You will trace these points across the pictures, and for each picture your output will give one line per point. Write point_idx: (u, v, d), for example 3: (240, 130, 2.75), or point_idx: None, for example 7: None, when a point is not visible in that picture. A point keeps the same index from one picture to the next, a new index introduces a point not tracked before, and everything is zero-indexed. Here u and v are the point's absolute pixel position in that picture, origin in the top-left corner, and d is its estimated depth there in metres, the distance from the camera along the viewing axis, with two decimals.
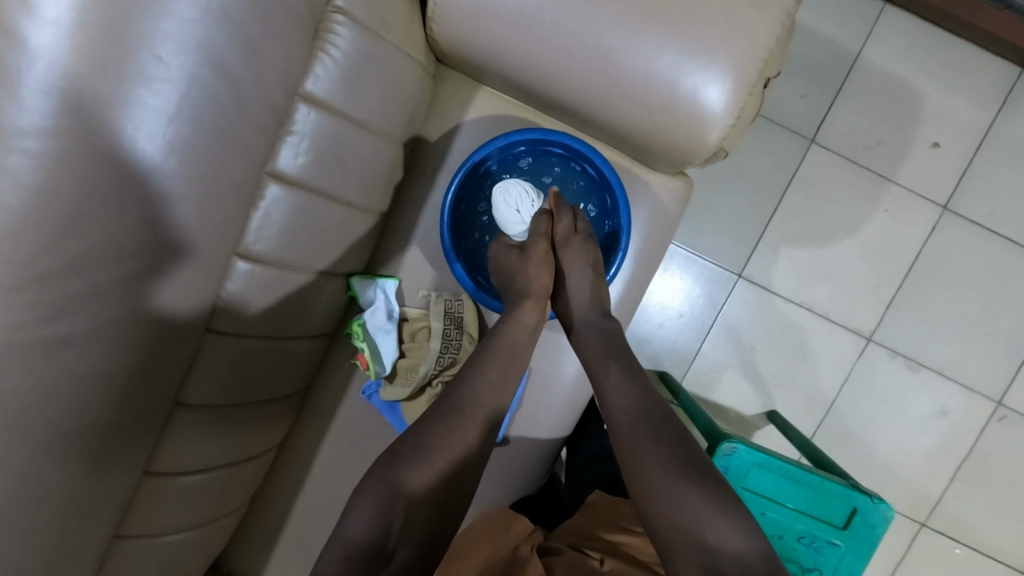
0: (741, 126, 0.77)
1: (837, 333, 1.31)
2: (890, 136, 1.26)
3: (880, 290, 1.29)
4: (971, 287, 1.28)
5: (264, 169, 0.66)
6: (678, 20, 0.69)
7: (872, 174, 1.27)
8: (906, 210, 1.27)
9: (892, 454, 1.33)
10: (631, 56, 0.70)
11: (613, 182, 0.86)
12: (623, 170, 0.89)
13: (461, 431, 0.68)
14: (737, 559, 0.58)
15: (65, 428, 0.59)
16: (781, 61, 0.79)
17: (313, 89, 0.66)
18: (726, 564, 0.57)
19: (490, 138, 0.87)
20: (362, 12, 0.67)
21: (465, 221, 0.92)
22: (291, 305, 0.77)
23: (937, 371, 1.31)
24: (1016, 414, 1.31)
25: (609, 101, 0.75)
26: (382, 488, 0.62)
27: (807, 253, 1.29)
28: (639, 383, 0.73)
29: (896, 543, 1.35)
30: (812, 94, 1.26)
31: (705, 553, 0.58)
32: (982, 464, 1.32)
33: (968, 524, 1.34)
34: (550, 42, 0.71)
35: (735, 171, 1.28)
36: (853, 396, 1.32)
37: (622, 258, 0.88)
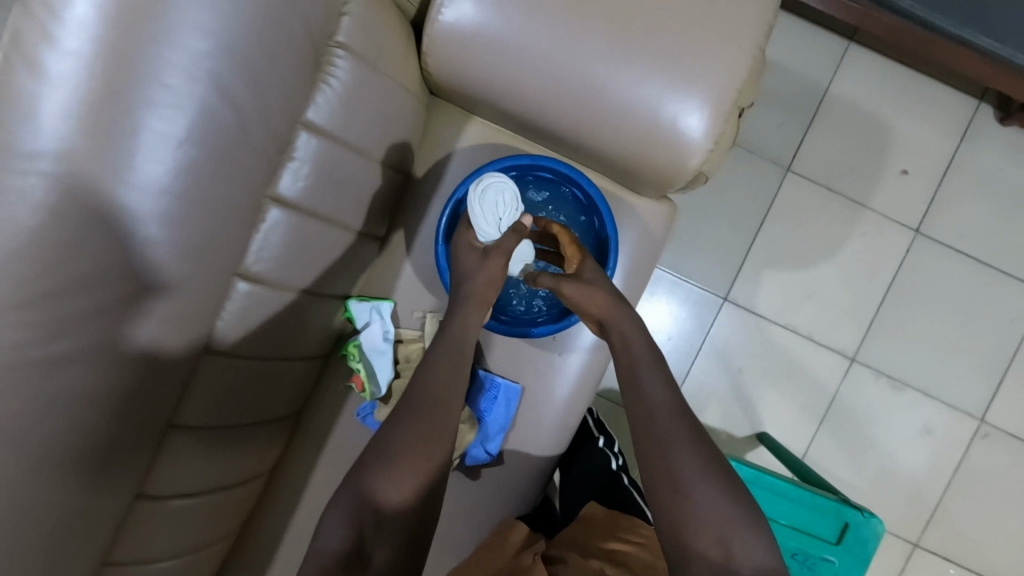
0: (720, 152, 0.82)
1: (821, 354, 1.34)
2: (862, 163, 1.33)
3: (861, 310, 1.33)
4: (946, 308, 1.33)
5: (266, 193, 0.69)
6: (657, 54, 0.74)
7: (846, 200, 1.33)
8: (881, 233, 1.33)
9: (882, 473, 1.35)
10: (614, 86, 0.75)
11: (600, 203, 0.89)
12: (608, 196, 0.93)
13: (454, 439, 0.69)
14: (756, 551, 0.62)
15: (63, 446, 0.59)
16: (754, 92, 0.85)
17: (313, 117, 0.69)
18: (754, 546, 0.62)
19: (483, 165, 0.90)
20: (360, 46, 0.71)
21: None
22: (289, 325, 0.78)
23: (920, 390, 1.34)
24: (999, 430, 1.34)
25: (598, 130, 0.79)
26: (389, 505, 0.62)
27: (789, 275, 1.33)
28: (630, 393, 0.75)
29: (892, 565, 1.35)
30: (786, 125, 1.32)
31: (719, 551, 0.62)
32: (970, 481, 1.34)
33: (960, 544, 1.34)
34: (540, 74, 0.76)
35: (716, 198, 1.33)
36: (841, 417, 1.35)
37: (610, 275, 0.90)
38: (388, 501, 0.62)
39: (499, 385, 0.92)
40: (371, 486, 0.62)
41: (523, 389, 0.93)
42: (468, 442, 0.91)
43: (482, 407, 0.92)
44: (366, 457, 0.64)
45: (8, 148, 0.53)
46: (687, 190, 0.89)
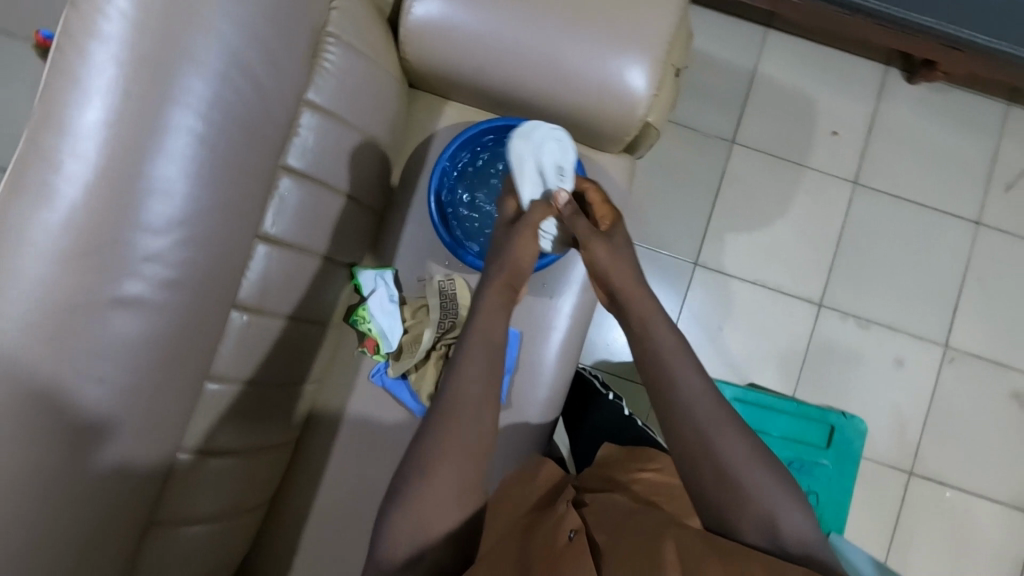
0: (664, 103, 0.95)
1: (792, 303, 1.44)
2: (796, 131, 1.49)
3: (820, 259, 1.45)
4: (893, 248, 1.46)
5: (279, 163, 0.77)
6: (601, 24, 0.88)
7: (788, 163, 1.48)
8: (823, 189, 1.47)
9: (867, 408, 1.43)
10: (570, 54, 0.88)
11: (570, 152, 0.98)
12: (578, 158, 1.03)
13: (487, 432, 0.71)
14: None
15: (112, 392, 0.64)
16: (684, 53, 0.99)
17: (314, 97, 0.78)
18: None
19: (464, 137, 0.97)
20: (349, 35, 0.80)
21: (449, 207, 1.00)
22: (305, 289, 0.85)
23: (885, 326, 1.45)
24: (963, 353, 1.44)
25: (559, 95, 0.91)
26: (424, 534, 0.66)
27: (750, 235, 1.46)
28: (622, 310, 0.83)
29: (892, 496, 1.41)
30: (724, 104, 1.48)
31: (721, 421, 0.69)
32: (946, 404, 1.43)
33: (949, 467, 1.42)
34: (505, 52, 0.88)
35: (673, 174, 1.47)
36: (820, 359, 1.44)
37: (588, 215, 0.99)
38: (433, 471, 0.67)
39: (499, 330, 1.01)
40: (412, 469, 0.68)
41: (522, 334, 1.01)
42: None
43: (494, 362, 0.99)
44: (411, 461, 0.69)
45: (63, 119, 0.62)
46: (643, 143, 1.01)
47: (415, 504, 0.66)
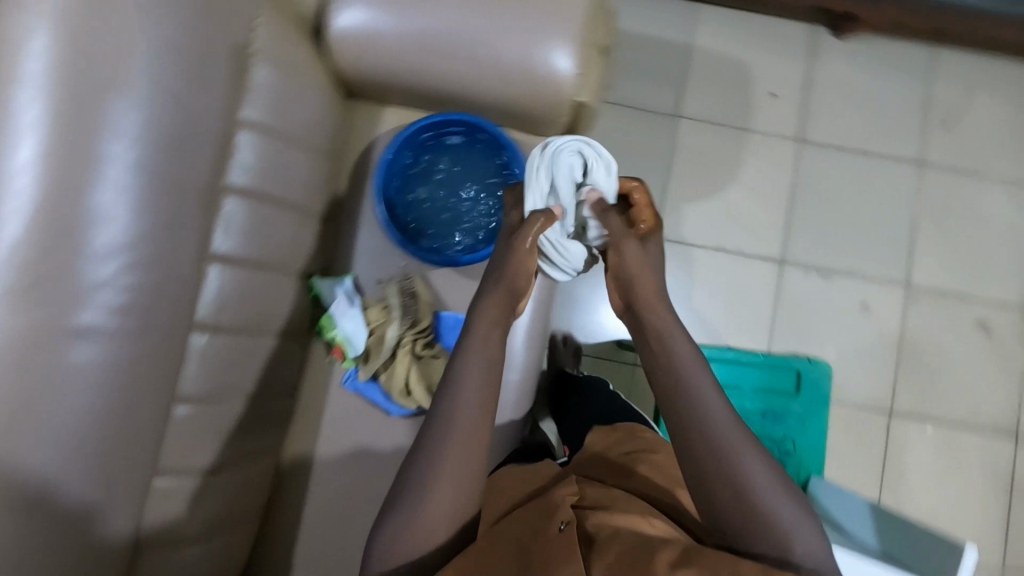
0: (594, 81, 0.97)
1: (755, 264, 1.48)
2: (735, 98, 1.52)
3: (776, 218, 1.49)
4: (844, 198, 1.51)
5: (221, 184, 0.78)
6: (520, 13, 0.90)
7: (733, 129, 1.51)
8: (769, 149, 1.51)
9: (841, 355, 1.47)
10: (494, 46, 0.90)
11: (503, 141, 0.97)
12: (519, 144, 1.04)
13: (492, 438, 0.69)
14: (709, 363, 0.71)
15: (78, 422, 0.66)
16: (608, 31, 1.02)
17: (247, 116, 0.80)
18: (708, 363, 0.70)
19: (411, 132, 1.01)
20: (274, 52, 0.82)
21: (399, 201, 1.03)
22: (264, 303, 0.86)
23: (847, 273, 1.48)
24: (924, 290, 1.49)
25: (491, 85, 0.94)
26: (421, 536, 0.64)
27: (706, 203, 1.49)
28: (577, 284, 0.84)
29: (876, 436, 1.45)
30: (664, 80, 1.52)
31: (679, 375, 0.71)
32: (916, 341, 1.47)
33: (928, 402, 1.46)
34: (430, 52, 0.91)
35: (624, 154, 1.49)
36: (789, 314, 1.47)
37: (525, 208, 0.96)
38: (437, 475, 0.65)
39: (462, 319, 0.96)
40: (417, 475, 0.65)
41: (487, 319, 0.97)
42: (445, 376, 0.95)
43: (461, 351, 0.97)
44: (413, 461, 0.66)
45: None
46: (582, 123, 1.03)
47: (417, 511, 0.64)
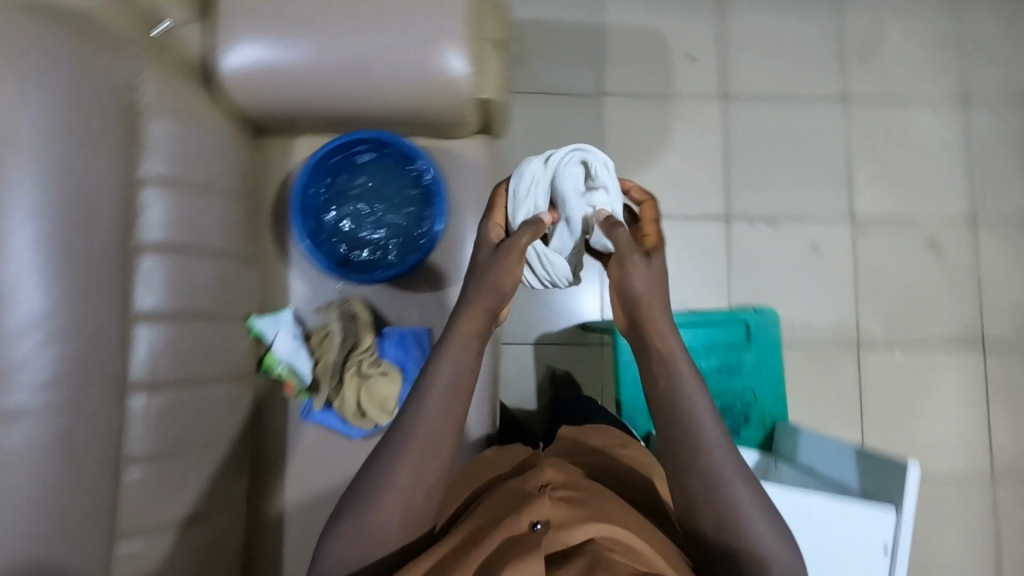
0: (493, 76, 0.98)
1: (701, 224, 1.49)
2: (654, 65, 1.53)
3: (714, 176, 1.51)
4: (777, 145, 1.52)
5: (134, 244, 0.78)
6: (406, 23, 0.90)
7: (657, 97, 1.52)
8: (695, 110, 1.52)
9: (800, 298, 1.48)
10: (385, 60, 0.91)
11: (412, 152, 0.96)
12: (435, 150, 1.05)
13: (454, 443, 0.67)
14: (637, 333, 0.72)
15: (21, 503, 0.66)
16: (500, 24, 1.02)
17: (149, 173, 0.80)
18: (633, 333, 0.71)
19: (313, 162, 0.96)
20: (164, 104, 0.82)
21: (315, 232, 0.99)
22: (201, 352, 0.86)
23: (791, 218, 1.50)
24: (868, 220, 1.51)
25: (391, 98, 0.94)
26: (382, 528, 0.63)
27: (644, 174, 1.50)
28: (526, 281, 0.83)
29: (846, 370, 1.47)
30: (583, 59, 1.52)
31: None
32: (869, 272, 1.50)
33: (890, 329, 1.49)
34: (324, 77, 0.91)
35: (556, 139, 1.49)
36: (743, 267, 1.48)
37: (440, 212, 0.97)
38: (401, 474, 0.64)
39: (407, 334, 0.97)
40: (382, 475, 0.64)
41: (430, 330, 0.98)
42: (394, 392, 0.94)
43: (408, 365, 0.97)
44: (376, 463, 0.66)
45: None
46: (492, 119, 1.03)
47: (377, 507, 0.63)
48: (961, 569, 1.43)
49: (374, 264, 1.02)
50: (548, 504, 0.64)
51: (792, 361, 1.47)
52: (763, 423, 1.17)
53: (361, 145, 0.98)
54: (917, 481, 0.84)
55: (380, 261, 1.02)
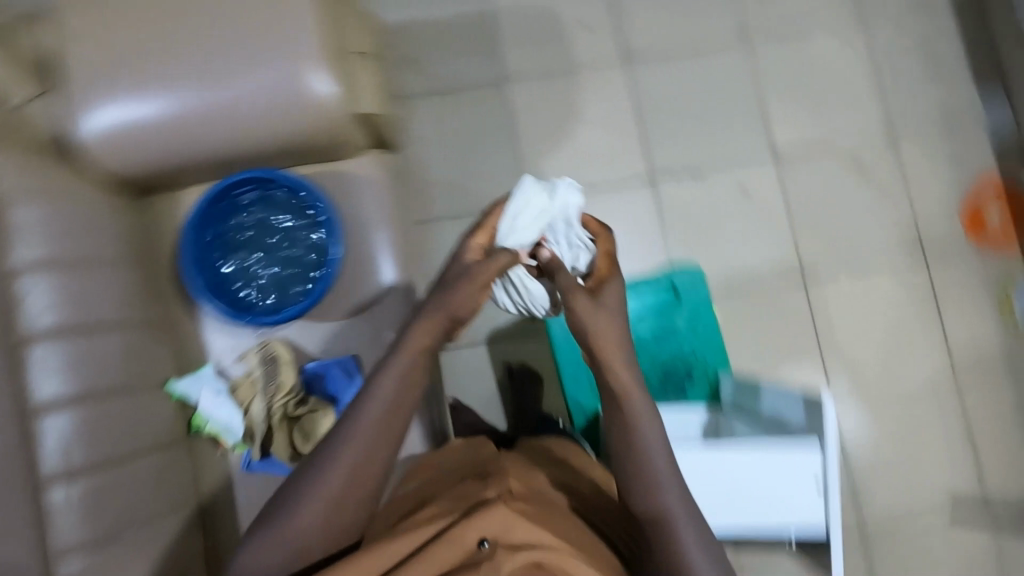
0: (361, 89, 0.96)
1: (627, 190, 1.49)
2: (551, 39, 1.51)
3: (631, 140, 1.50)
4: (687, 96, 1.52)
5: (21, 335, 0.77)
6: (259, 54, 0.87)
7: (560, 71, 1.50)
8: (600, 77, 1.51)
9: (738, 242, 1.49)
10: (246, 96, 0.87)
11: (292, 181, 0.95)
12: (324, 174, 1.02)
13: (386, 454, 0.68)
14: None
15: None
16: (358, 35, 0.99)
17: (23, 261, 0.79)
18: None
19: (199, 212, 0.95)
20: (24, 190, 0.80)
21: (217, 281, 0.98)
22: (120, 427, 0.83)
23: (714, 166, 1.50)
24: (789, 153, 1.52)
25: (269, 134, 0.91)
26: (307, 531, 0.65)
27: (561, 151, 1.48)
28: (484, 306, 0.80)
29: (797, 304, 1.49)
30: (478, 48, 1.49)
31: None
32: (799, 203, 1.51)
33: (830, 255, 1.50)
34: (186, 126, 0.88)
35: (467, 133, 1.47)
36: (677, 223, 1.48)
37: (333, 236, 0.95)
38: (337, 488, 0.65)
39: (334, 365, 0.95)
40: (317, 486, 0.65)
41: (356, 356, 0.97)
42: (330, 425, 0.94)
43: (339, 397, 0.95)
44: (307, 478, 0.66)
45: None
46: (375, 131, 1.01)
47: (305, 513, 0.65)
48: (941, 471, 1.46)
49: (283, 303, 1.00)
50: (502, 516, 0.62)
51: (743, 307, 1.47)
52: (706, 377, 1.18)
53: (245, 186, 0.97)
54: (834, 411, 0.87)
55: (288, 298, 1.00)
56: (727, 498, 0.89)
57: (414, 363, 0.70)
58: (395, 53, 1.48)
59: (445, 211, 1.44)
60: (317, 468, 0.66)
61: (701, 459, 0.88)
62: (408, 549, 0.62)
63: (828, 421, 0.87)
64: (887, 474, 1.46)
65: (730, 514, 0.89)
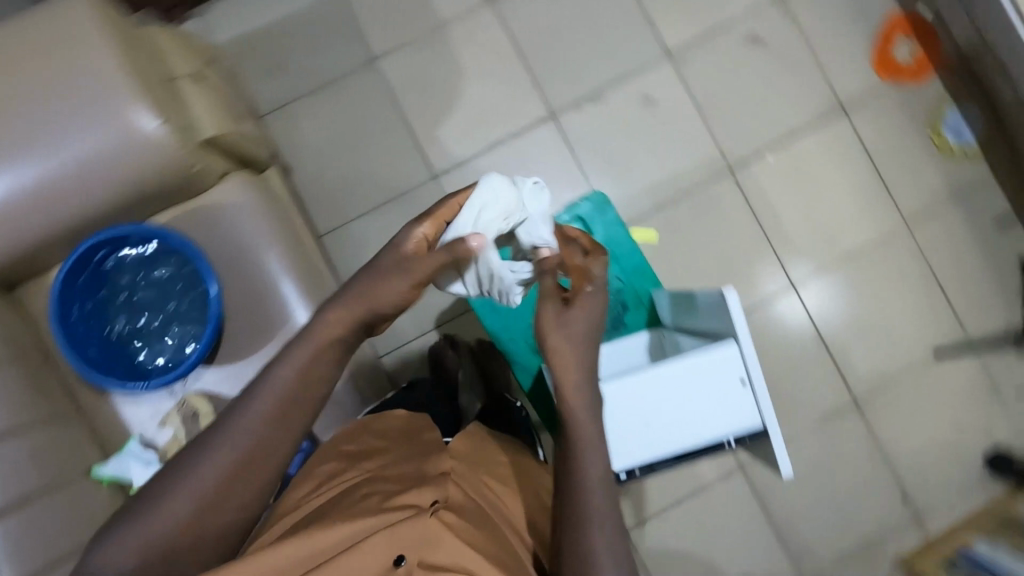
0: (190, 115, 0.89)
1: (532, 134, 1.42)
2: (410, 3, 1.43)
3: (521, 83, 1.43)
4: (564, 21, 1.44)
5: None
6: (66, 111, 0.80)
7: (429, 33, 1.42)
8: (472, 26, 1.43)
9: (657, 154, 1.44)
10: (67, 161, 0.80)
11: (152, 232, 0.88)
12: (187, 215, 0.95)
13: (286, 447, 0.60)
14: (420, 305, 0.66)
15: None
16: (172, 60, 0.92)
17: None
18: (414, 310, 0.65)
19: (60, 293, 0.86)
20: None
21: (107, 357, 0.91)
22: (53, 528, 0.79)
23: (611, 85, 1.44)
24: (684, 49, 1.46)
25: (111, 189, 0.84)
26: (179, 531, 0.57)
27: (454, 114, 1.42)
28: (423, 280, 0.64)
29: (731, 197, 1.45)
30: (338, 33, 1.41)
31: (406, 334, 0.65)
32: (707, 97, 1.45)
33: (753, 140, 1.46)
34: (15, 211, 0.80)
35: (353, 125, 1.40)
36: (591, 153, 1.43)
37: (211, 278, 0.89)
38: (227, 489, 0.58)
39: None
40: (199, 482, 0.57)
41: None
42: None
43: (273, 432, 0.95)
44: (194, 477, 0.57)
45: None
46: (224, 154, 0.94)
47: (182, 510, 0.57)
48: (912, 321, 1.46)
49: (181, 357, 0.93)
50: (430, 528, 0.59)
51: (679, 216, 1.43)
52: (640, 302, 1.09)
53: (100, 252, 0.89)
54: (739, 304, 0.81)
55: (185, 349, 0.93)
56: (644, 431, 0.85)
57: (321, 351, 0.61)
58: (252, 64, 1.39)
59: (354, 210, 1.38)
60: (203, 452, 0.58)
61: (619, 394, 0.85)
62: (303, 551, 0.57)
63: (735, 318, 0.81)
64: (861, 337, 1.46)
65: (652, 446, 0.85)
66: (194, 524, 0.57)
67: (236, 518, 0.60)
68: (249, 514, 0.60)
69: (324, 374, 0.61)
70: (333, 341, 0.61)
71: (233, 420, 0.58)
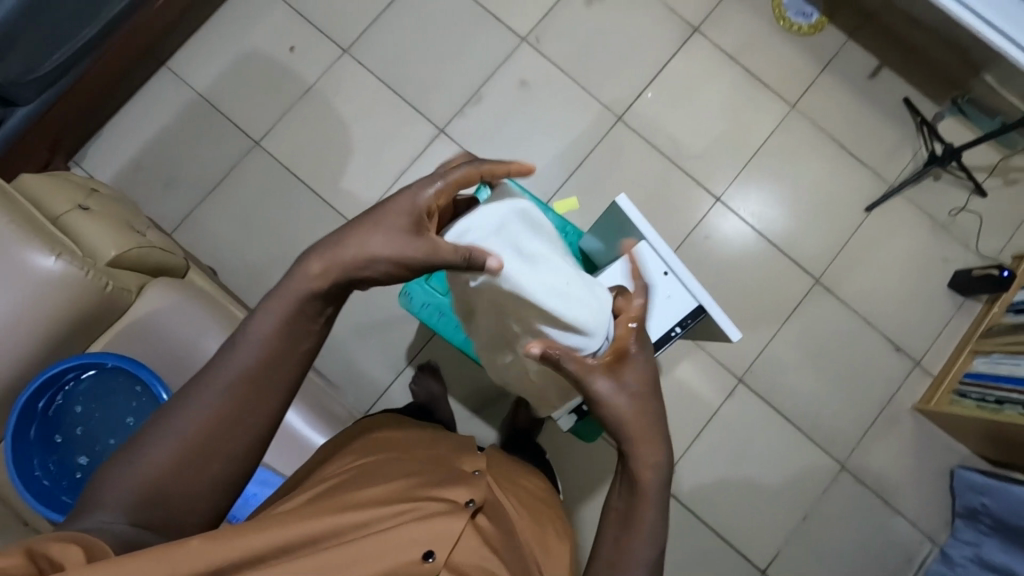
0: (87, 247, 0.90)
1: (430, 153, 1.47)
2: (274, 79, 1.48)
3: (402, 111, 1.48)
4: (420, 44, 1.51)
5: None
6: None
7: (302, 99, 1.47)
8: (338, 79, 1.49)
9: (549, 127, 1.50)
10: None
11: (85, 362, 0.88)
12: (117, 338, 0.95)
13: (271, 412, 0.57)
14: None
15: None
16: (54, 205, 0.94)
17: None
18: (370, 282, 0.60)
19: (16, 454, 0.86)
20: None
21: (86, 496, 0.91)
22: None
23: (484, 84, 1.51)
24: (536, 29, 1.54)
25: (34, 337, 0.85)
26: (171, 480, 0.53)
27: (352, 162, 1.46)
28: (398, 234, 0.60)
29: (631, 139, 1.51)
30: (217, 130, 1.45)
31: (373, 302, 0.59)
32: (573, 62, 1.53)
33: (629, 84, 1.53)
34: None
35: (262, 206, 1.42)
36: (490, 149, 1.48)
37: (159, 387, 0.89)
38: (217, 450, 0.54)
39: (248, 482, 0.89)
40: (186, 434, 0.53)
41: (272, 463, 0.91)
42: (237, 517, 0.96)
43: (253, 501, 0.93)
44: (183, 438, 0.53)
45: None
46: (135, 270, 0.96)
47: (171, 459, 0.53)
48: (834, 189, 1.53)
49: None
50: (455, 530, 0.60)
51: (592, 174, 1.49)
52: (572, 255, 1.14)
53: (41, 399, 0.88)
54: (633, 207, 0.87)
55: None
56: None
57: (300, 324, 0.58)
58: (146, 188, 1.42)
59: None
60: (188, 403, 0.54)
61: None
62: (329, 526, 0.56)
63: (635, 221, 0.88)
64: (797, 220, 1.52)
65: None
66: (183, 471, 0.53)
67: (228, 471, 0.55)
68: (242, 466, 0.56)
69: (308, 331, 0.58)
70: (304, 298, 0.58)
71: (219, 372, 0.55)
